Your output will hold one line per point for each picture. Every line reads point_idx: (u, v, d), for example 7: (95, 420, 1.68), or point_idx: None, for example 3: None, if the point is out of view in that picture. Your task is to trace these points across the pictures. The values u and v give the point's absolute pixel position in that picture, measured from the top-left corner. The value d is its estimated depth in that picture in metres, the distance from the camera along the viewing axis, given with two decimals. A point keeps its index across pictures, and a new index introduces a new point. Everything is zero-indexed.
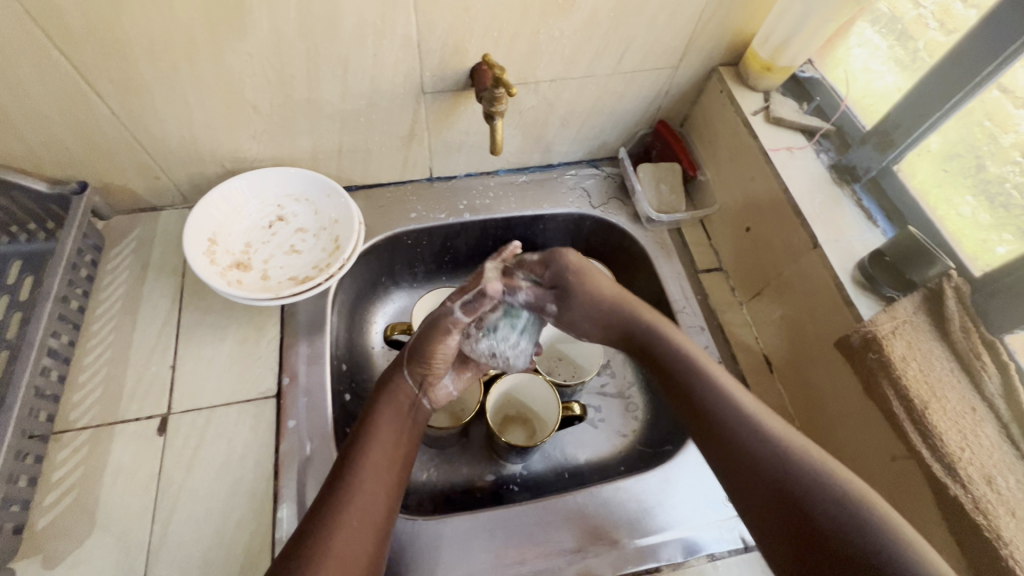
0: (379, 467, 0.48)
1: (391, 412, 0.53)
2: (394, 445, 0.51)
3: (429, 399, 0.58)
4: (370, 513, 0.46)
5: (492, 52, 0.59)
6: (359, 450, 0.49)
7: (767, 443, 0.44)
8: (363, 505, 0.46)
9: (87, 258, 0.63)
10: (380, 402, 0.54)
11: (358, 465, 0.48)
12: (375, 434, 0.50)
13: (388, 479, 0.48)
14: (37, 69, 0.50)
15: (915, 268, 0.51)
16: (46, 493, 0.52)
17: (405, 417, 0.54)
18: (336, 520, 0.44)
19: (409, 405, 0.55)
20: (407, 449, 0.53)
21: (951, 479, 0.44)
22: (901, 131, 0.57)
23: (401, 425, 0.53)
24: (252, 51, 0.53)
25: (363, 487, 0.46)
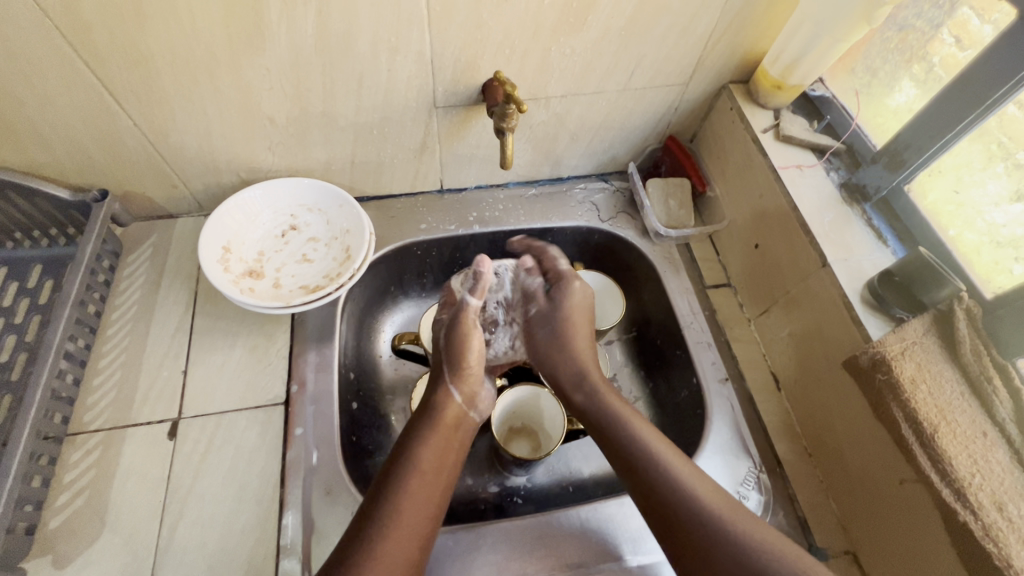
0: (426, 481, 0.51)
1: (437, 433, 0.55)
2: (438, 469, 0.53)
3: (476, 411, 0.60)
4: (409, 536, 0.48)
5: (504, 68, 0.60)
6: (404, 473, 0.51)
7: (699, 516, 0.46)
8: (404, 530, 0.48)
9: (105, 264, 0.65)
10: (428, 414, 0.57)
11: (401, 489, 0.49)
12: (420, 458, 0.52)
13: (430, 503, 0.50)
14: (63, 81, 0.52)
15: (924, 290, 0.51)
16: (59, 494, 0.53)
17: (452, 429, 0.57)
18: (374, 544, 0.46)
19: (455, 424, 0.57)
20: (452, 469, 0.54)
21: (960, 505, 0.43)
22: (911, 150, 0.56)
23: (448, 438, 0.55)
24: (270, 65, 0.54)
25: (404, 513, 0.48)
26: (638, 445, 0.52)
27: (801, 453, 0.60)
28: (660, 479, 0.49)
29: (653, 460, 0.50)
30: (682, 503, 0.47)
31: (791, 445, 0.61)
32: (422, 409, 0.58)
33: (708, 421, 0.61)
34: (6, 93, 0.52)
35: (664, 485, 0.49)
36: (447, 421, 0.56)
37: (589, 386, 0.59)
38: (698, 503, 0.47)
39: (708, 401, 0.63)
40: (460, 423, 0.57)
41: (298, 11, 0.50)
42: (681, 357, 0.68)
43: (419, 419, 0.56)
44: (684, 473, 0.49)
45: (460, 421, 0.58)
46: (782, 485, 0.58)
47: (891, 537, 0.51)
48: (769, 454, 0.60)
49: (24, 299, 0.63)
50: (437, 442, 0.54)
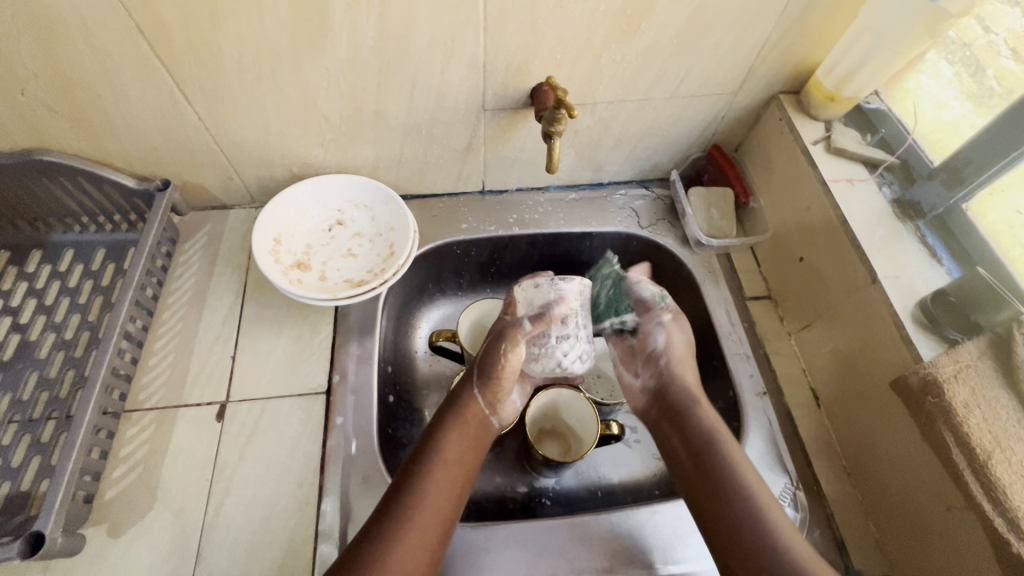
0: (448, 471, 0.53)
1: (458, 430, 0.57)
2: (457, 465, 0.54)
3: (497, 416, 0.61)
4: (426, 530, 0.49)
5: (555, 73, 0.61)
6: (427, 465, 0.53)
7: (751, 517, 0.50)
8: (422, 523, 0.49)
9: (163, 250, 0.68)
10: (449, 414, 0.58)
11: (426, 478, 0.52)
12: (439, 454, 0.54)
13: (451, 491, 0.52)
14: (139, 76, 0.55)
15: (981, 311, 0.50)
16: (115, 466, 0.56)
17: (471, 433, 0.58)
18: (395, 531, 0.48)
19: (477, 425, 0.58)
20: (470, 468, 0.55)
21: (1014, 535, 0.42)
22: (971, 168, 0.55)
23: (466, 437, 0.57)
24: (329, 66, 0.56)
25: (426, 497, 0.50)
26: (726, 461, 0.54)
27: (839, 472, 0.59)
28: (744, 501, 0.51)
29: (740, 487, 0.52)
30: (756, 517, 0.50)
31: (830, 464, 0.60)
32: (445, 405, 0.60)
33: (743, 433, 0.61)
34: (86, 85, 0.55)
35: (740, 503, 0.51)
36: (471, 420, 0.58)
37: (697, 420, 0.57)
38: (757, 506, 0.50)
39: (745, 414, 0.62)
40: (481, 423, 0.58)
41: (360, 15, 0.52)
42: (717, 369, 0.68)
43: (441, 414, 0.58)
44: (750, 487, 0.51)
45: (484, 421, 0.59)
46: (817, 502, 0.58)
47: (930, 562, 0.50)
48: (806, 471, 0.59)
49: (87, 281, 0.67)
50: (457, 440, 0.56)
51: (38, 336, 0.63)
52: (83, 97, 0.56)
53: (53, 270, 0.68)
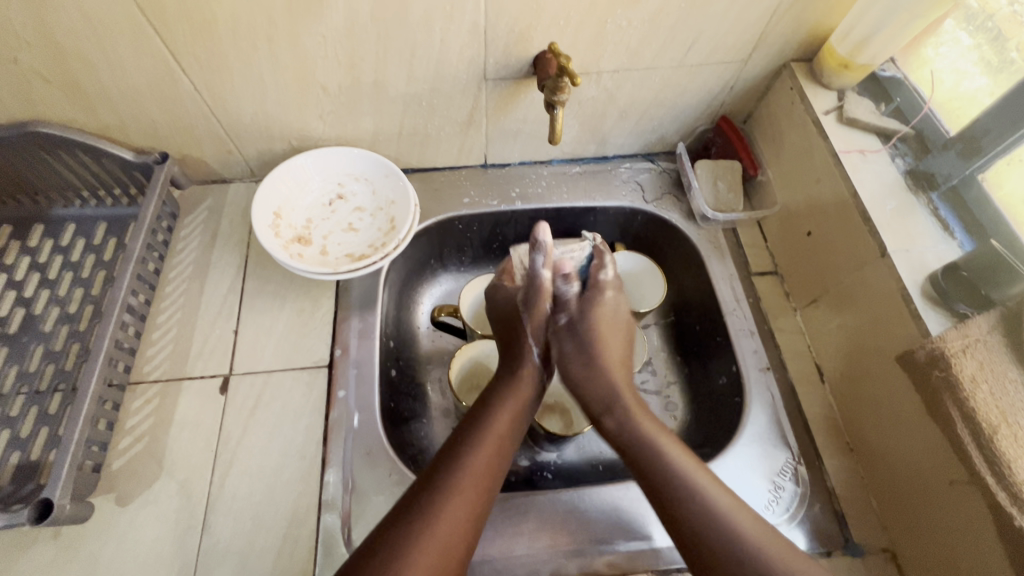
0: (496, 442, 0.53)
1: (510, 408, 0.57)
2: (505, 438, 0.54)
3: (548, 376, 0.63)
4: (472, 500, 0.49)
5: (558, 40, 0.59)
6: (476, 439, 0.53)
7: (703, 516, 0.48)
8: (469, 489, 0.49)
9: (164, 224, 0.68)
10: (507, 384, 0.59)
11: (473, 448, 0.52)
12: (490, 433, 0.54)
13: (496, 463, 0.52)
14: (132, 45, 0.54)
15: (992, 285, 0.49)
16: (121, 437, 0.57)
17: (526, 398, 0.58)
18: (438, 503, 0.48)
19: (531, 392, 0.59)
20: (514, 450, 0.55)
21: (1017, 509, 0.41)
22: (990, 138, 0.52)
23: (520, 409, 0.57)
24: (326, 33, 0.55)
25: (471, 466, 0.51)
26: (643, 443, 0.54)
27: (842, 448, 0.59)
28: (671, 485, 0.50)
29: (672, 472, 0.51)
30: (688, 498, 0.49)
31: (832, 440, 0.59)
32: (501, 373, 0.60)
33: (746, 408, 0.61)
34: (79, 54, 0.54)
35: (675, 494, 0.50)
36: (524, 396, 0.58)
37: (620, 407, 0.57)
38: (707, 503, 0.49)
39: (748, 390, 0.62)
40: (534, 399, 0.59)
41: None
42: (721, 345, 0.67)
43: (499, 383, 0.59)
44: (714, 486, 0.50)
45: (534, 398, 0.59)
46: (819, 477, 0.57)
47: (930, 535, 0.49)
48: (808, 447, 0.59)
49: (90, 255, 0.67)
50: (509, 412, 0.56)
51: (43, 310, 0.63)
52: (77, 67, 0.55)
53: (55, 244, 0.68)
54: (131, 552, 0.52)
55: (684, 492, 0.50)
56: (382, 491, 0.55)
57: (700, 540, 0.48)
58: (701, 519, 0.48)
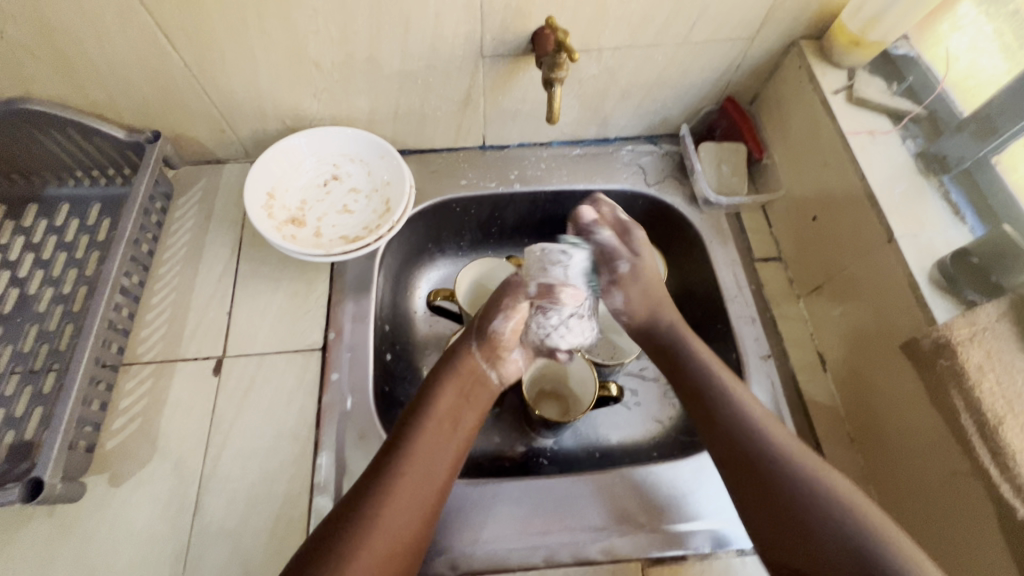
0: (440, 424, 0.53)
1: (454, 386, 0.56)
2: (450, 416, 0.54)
3: (495, 370, 0.60)
4: (419, 483, 0.48)
5: (557, 15, 0.57)
6: (420, 417, 0.52)
7: (759, 444, 0.48)
8: (416, 471, 0.49)
9: (157, 205, 0.67)
10: (447, 368, 0.58)
11: (417, 431, 0.51)
12: (433, 411, 0.53)
13: (445, 443, 0.52)
14: (120, 19, 0.52)
15: (1002, 270, 0.47)
16: (115, 418, 0.57)
17: (468, 386, 0.57)
18: (392, 482, 0.48)
19: (473, 377, 0.58)
20: (466, 426, 0.55)
21: (1021, 502, 0.40)
22: (1005, 118, 0.50)
23: (463, 391, 0.57)
24: (317, 7, 0.53)
25: (417, 449, 0.50)
26: (705, 375, 0.54)
27: (843, 438, 0.58)
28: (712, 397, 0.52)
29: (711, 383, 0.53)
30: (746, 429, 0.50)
31: (833, 429, 0.58)
32: (442, 360, 0.59)
33: None
34: (66, 28, 0.53)
35: (732, 429, 0.50)
36: (466, 375, 0.57)
37: (668, 328, 0.59)
38: (763, 433, 0.49)
39: (748, 378, 0.61)
40: (478, 378, 0.58)
41: None
42: (721, 332, 0.66)
43: (439, 367, 0.58)
44: (756, 413, 0.51)
45: (479, 377, 0.59)
46: None
47: (930, 526, 0.48)
48: (808, 436, 0.58)
49: (84, 236, 0.67)
50: (452, 393, 0.56)
51: (37, 290, 0.63)
52: (65, 41, 0.54)
53: (49, 225, 0.67)
54: (123, 532, 0.52)
55: (747, 421, 0.50)
56: None
57: (762, 474, 0.47)
58: (765, 453, 0.48)
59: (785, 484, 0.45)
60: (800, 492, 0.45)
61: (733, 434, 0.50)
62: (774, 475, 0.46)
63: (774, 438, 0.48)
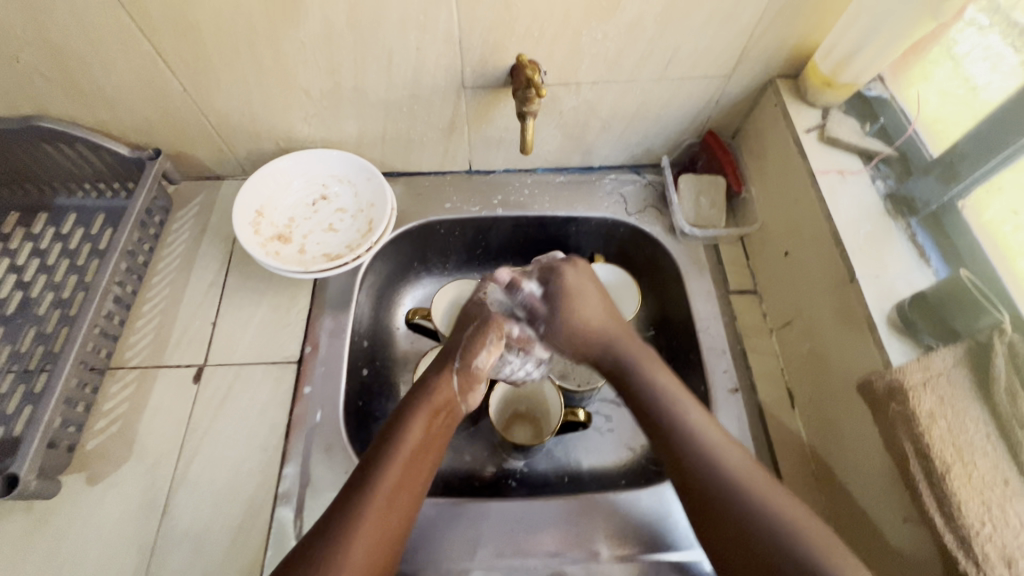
0: (411, 457, 0.51)
1: (425, 414, 0.54)
2: (423, 447, 0.53)
3: (466, 402, 0.59)
4: (387, 515, 0.48)
5: (533, 51, 0.59)
6: (391, 448, 0.51)
7: (712, 473, 0.48)
8: (385, 505, 0.48)
9: (156, 218, 0.71)
10: (418, 399, 0.55)
11: (388, 462, 0.50)
12: (404, 443, 0.52)
13: (416, 475, 0.51)
14: (123, 48, 0.57)
15: (961, 318, 0.46)
16: (97, 419, 0.60)
17: (437, 418, 0.55)
18: (347, 532, 0.46)
19: (445, 410, 0.56)
20: (433, 454, 0.54)
21: (963, 554, 0.39)
22: (967, 164, 0.50)
23: (433, 423, 0.55)
24: (305, 39, 0.57)
25: (386, 482, 0.49)
26: (665, 403, 0.53)
27: (806, 475, 0.57)
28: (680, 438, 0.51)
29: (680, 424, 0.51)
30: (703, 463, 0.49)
31: (798, 466, 0.57)
32: (415, 388, 0.57)
33: None
34: (76, 55, 0.57)
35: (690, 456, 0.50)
36: (440, 408, 0.56)
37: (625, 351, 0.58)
38: (716, 459, 0.49)
39: (713, 411, 0.61)
40: (450, 410, 0.57)
41: None
42: (693, 362, 0.66)
43: (411, 398, 0.56)
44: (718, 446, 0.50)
45: (451, 407, 0.57)
46: None
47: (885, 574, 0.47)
48: (772, 472, 0.57)
49: (86, 245, 0.71)
50: (425, 424, 0.54)
51: (38, 294, 0.67)
52: (74, 66, 0.58)
53: (56, 232, 0.72)
54: (93, 531, 0.54)
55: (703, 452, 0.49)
56: (336, 487, 0.56)
57: (717, 509, 0.47)
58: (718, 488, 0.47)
59: (740, 518, 0.46)
60: (754, 540, 0.45)
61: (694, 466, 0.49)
62: (728, 511, 0.46)
63: (729, 467, 0.48)
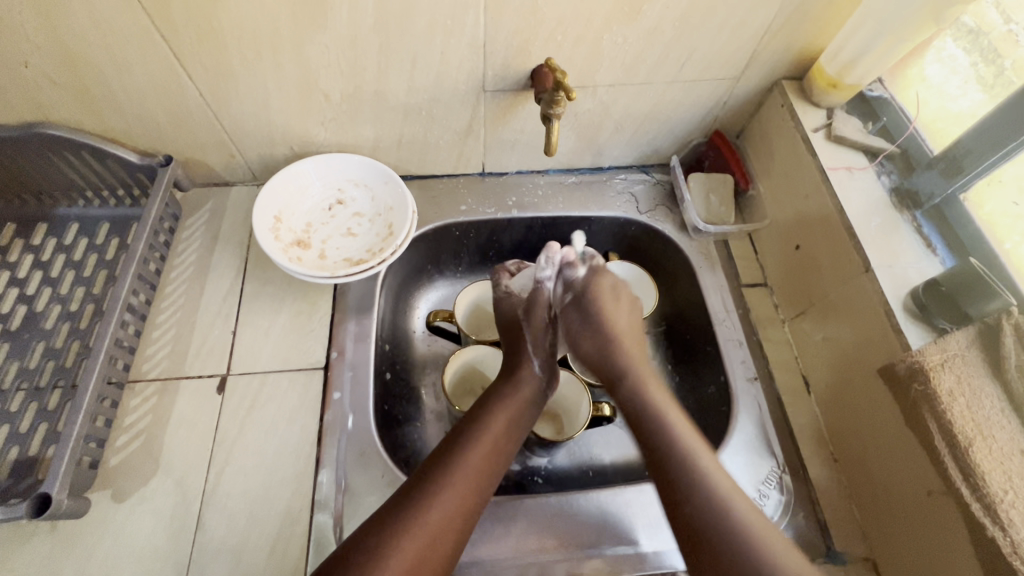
0: (490, 446, 0.54)
1: (485, 442, 0.54)
2: (502, 438, 0.56)
3: (552, 389, 0.63)
4: (460, 500, 0.50)
5: (555, 55, 0.61)
6: (472, 437, 0.54)
7: (707, 507, 0.48)
8: (459, 492, 0.50)
9: (166, 226, 0.69)
10: (505, 387, 0.60)
11: (467, 450, 0.53)
12: (486, 431, 0.55)
13: (490, 468, 0.53)
14: (140, 53, 0.55)
15: (971, 302, 0.51)
16: (119, 435, 0.58)
17: (523, 407, 0.59)
18: (420, 513, 0.48)
19: (531, 401, 0.60)
20: (512, 448, 0.56)
21: (989, 520, 0.42)
22: (971, 158, 0.54)
23: (517, 413, 0.58)
24: (329, 43, 0.56)
25: (464, 470, 0.52)
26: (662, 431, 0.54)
27: (826, 457, 0.60)
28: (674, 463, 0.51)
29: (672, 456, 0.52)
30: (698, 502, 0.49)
31: (817, 448, 0.60)
32: (505, 375, 0.62)
33: (733, 417, 0.62)
34: (89, 60, 0.55)
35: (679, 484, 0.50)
36: (522, 394, 0.59)
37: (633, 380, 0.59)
38: (718, 504, 0.48)
39: (735, 400, 0.63)
40: (535, 402, 0.60)
41: None
42: (710, 354, 0.69)
43: (499, 387, 0.60)
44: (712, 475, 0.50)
45: (535, 399, 0.60)
46: (803, 487, 0.58)
47: (908, 543, 0.51)
48: (794, 456, 0.60)
49: (92, 255, 0.68)
50: (507, 414, 0.58)
51: (45, 307, 0.64)
52: (86, 71, 0.57)
53: (58, 243, 0.69)
54: (124, 550, 0.53)
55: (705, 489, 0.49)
56: (374, 492, 0.56)
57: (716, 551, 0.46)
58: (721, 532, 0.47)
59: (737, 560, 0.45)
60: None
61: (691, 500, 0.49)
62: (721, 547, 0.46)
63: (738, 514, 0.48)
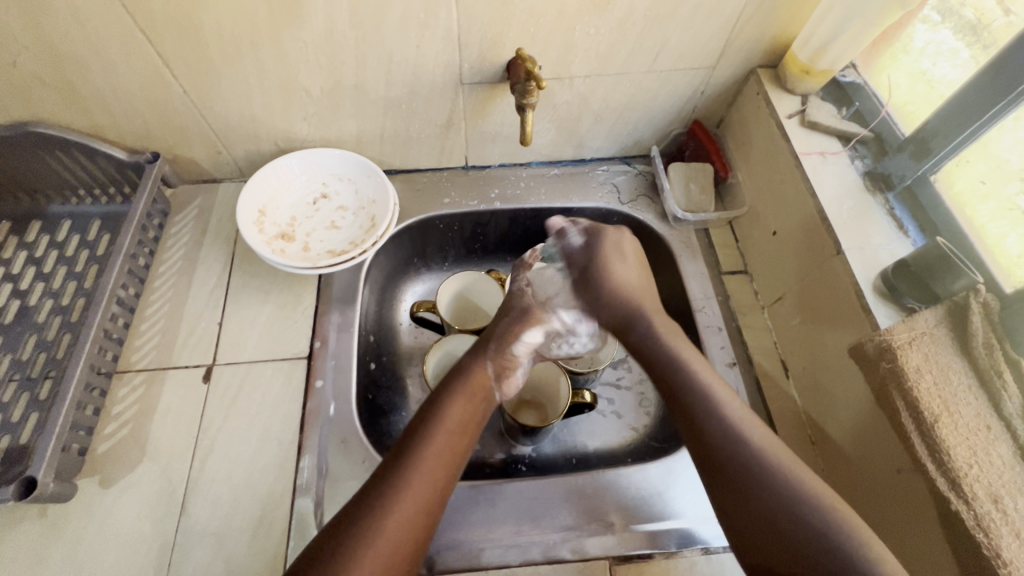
0: (451, 435, 0.53)
1: (446, 434, 0.53)
2: (461, 426, 0.54)
3: (501, 389, 0.62)
4: (426, 488, 0.49)
5: (528, 46, 0.62)
6: (431, 426, 0.53)
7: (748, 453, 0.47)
8: (423, 479, 0.49)
9: (155, 222, 0.71)
10: (459, 380, 0.58)
11: (429, 439, 0.52)
12: (444, 418, 0.54)
13: (453, 454, 0.52)
14: (124, 51, 0.57)
15: (938, 280, 0.50)
16: (107, 423, 0.59)
17: (476, 401, 0.57)
18: (388, 501, 0.47)
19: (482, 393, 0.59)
20: (472, 434, 0.56)
21: (953, 494, 0.42)
22: (937, 140, 0.54)
23: (472, 403, 0.57)
24: (308, 39, 0.58)
25: (426, 458, 0.50)
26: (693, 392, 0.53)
27: (804, 440, 0.60)
28: (713, 426, 0.49)
29: (711, 416, 0.50)
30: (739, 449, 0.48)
31: (795, 431, 0.61)
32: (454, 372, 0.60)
33: None
34: (75, 59, 0.57)
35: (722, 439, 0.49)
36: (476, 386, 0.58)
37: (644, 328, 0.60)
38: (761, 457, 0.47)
39: None
40: (487, 394, 0.59)
41: None
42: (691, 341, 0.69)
43: (451, 381, 0.59)
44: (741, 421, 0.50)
45: (487, 393, 0.59)
46: None
47: (882, 522, 0.51)
48: None
49: (84, 251, 0.70)
50: (462, 406, 0.56)
51: (37, 302, 0.66)
52: (71, 68, 0.58)
53: (51, 240, 0.71)
54: (111, 534, 0.54)
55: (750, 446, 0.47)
56: (355, 477, 0.57)
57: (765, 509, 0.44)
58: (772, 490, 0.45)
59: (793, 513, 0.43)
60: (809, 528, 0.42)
61: (749, 468, 0.46)
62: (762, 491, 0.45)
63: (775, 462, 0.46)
